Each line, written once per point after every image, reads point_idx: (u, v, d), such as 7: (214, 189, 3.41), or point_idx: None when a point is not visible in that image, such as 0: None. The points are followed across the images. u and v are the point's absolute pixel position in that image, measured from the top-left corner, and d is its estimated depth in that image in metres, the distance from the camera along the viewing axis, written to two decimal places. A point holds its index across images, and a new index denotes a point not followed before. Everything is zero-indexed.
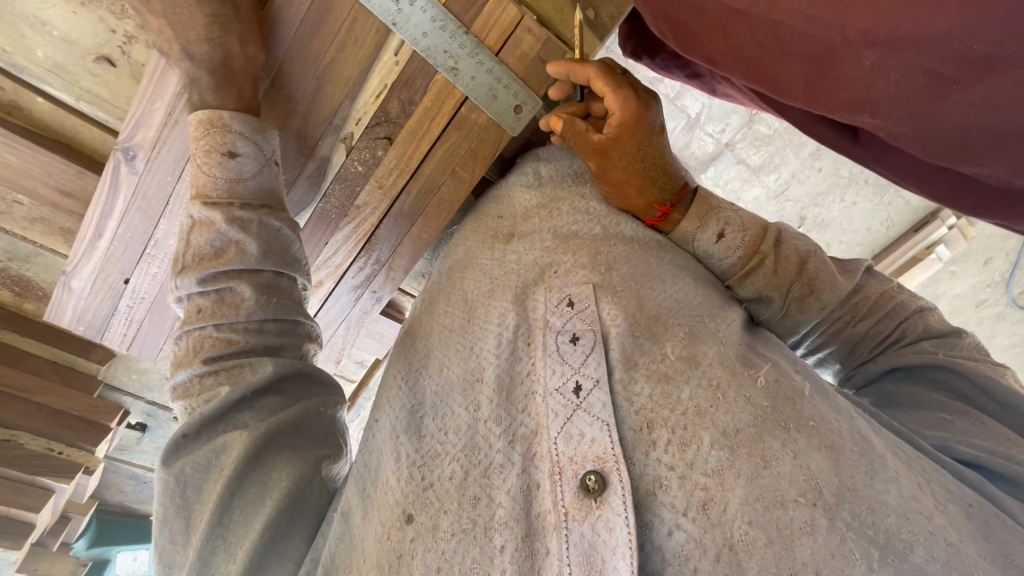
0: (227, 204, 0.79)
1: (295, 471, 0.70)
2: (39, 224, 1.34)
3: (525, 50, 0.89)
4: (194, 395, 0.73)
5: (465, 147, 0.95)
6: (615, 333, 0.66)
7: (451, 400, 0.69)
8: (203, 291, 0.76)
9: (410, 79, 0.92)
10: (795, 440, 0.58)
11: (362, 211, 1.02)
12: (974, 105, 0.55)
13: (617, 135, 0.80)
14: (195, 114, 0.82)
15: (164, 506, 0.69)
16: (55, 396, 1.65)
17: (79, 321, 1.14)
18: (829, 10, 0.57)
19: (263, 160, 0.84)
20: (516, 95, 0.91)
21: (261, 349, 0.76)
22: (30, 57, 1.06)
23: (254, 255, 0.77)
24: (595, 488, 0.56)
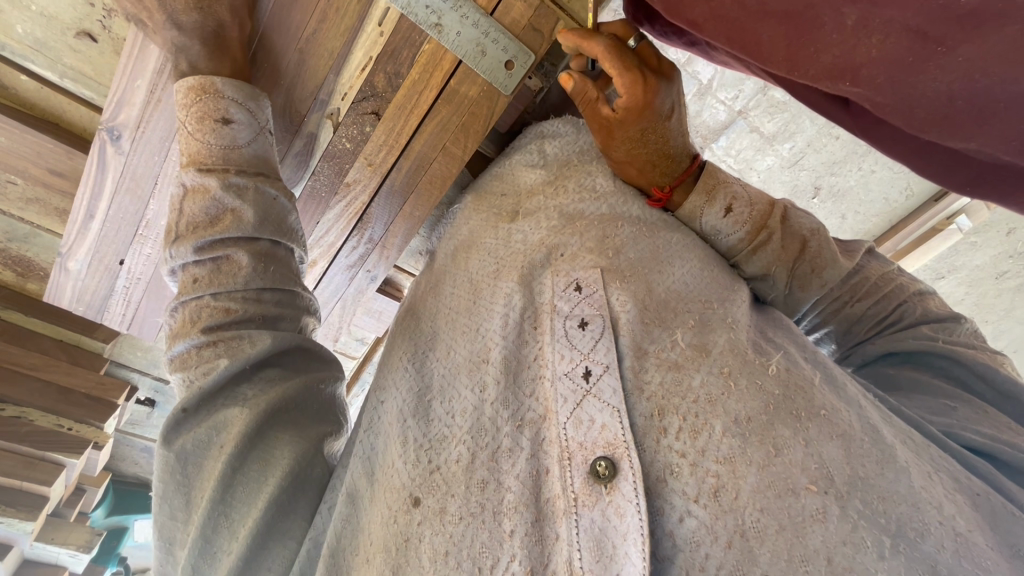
0: (223, 170, 0.77)
1: (297, 448, 0.69)
2: (34, 206, 1.32)
3: (516, 17, 0.85)
4: (192, 366, 0.70)
5: (456, 121, 0.92)
6: (624, 320, 0.65)
7: (458, 382, 0.69)
8: (199, 259, 0.74)
9: (395, 50, 0.87)
10: (807, 427, 0.58)
11: (354, 188, 0.99)
12: (961, 67, 0.47)
13: (625, 115, 0.77)
14: (184, 81, 0.80)
15: (164, 483, 0.68)
16: (64, 373, 1.66)
17: (79, 301, 1.14)
18: None
19: (257, 129, 0.82)
20: (505, 49, 0.86)
21: (259, 319, 0.74)
22: (10, 34, 1.02)
23: (251, 223, 0.76)
24: (606, 475, 0.56)
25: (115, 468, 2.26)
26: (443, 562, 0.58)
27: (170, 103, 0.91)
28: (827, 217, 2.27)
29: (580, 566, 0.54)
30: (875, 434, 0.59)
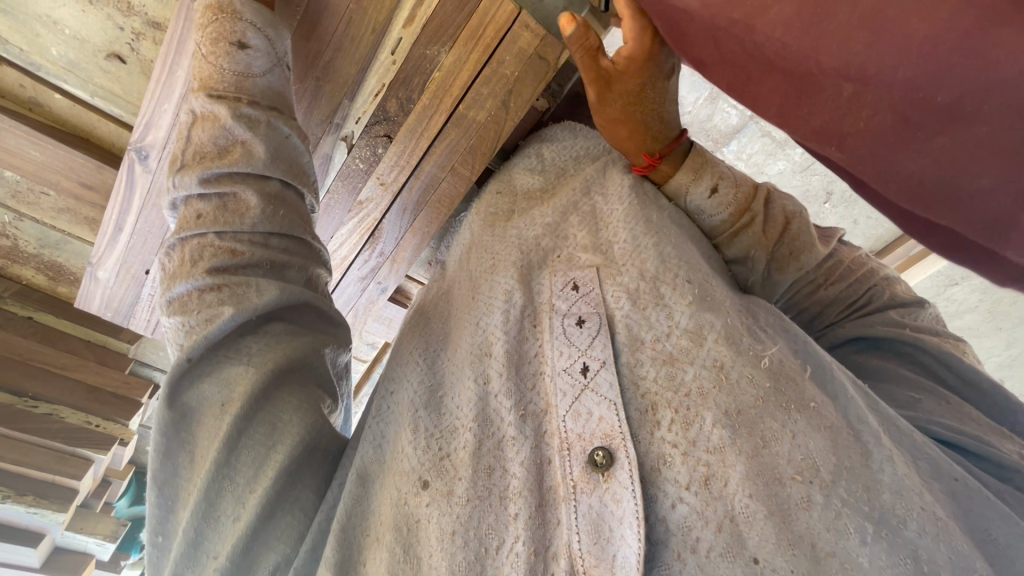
0: (235, 98, 0.81)
1: (305, 418, 0.72)
2: (65, 214, 1.39)
3: (524, 45, 0.90)
4: (192, 311, 0.72)
5: (466, 142, 0.96)
6: (619, 315, 0.69)
7: (462, 375, 0.72)
8: (204, 191, 0.77)
9: (406, 77, 0.93)
10: (795, 419, 0.61)
11: (366, 206, 1.04)
12: (930, 153, 0.55)
13: (625, 67, 0.77)
14: (205, 1, 0.84)
15: (165, 438, 0.69)
16: (91, 373, 1.78)
17: (107, 307, 1.21)
18: (807, 42, 0.58)
19: (274, 59, 0.86)
20: (507, 75, 0.92)
21: (266, 264, 0.76)
22: (45, 56, 1.09)
23: (261, 158, 0.79)
24: (603, 463, 0.60)
25: (138, 460, 2.33)
26: (450, 540, 0.60)
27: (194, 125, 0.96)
28: (839, 222, 2.27)
29: (578, 546, 0.57)
30: (865, 429, 0.61)
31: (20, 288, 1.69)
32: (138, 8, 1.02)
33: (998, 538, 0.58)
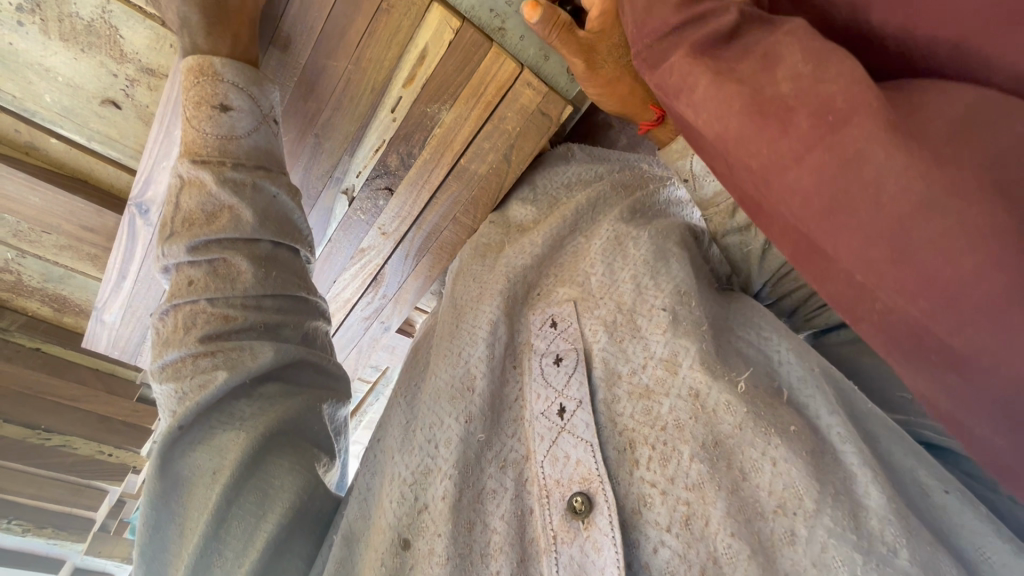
0: (219, 162, 0.83)
1: (297, 481, 0.76)
2: (67, 251, 1.42)
3: (525, 103, 1.02)
4: (185, 376, 0.77)
5: (469, 195, 1.09)
6: (597, 348, 0.74)
7: (440, 409, 0.76)
8: (192, 259, 0.81)
9: (409, 134, 1.04)
10: (776, 444, 0.61)
11: (367, 254, 1.19)
12: (945, 383, 0.45)
13: (602, 30, 0.85)
14: (185, 61, 0.84)
15: (155, 512, 0.73)
16: (103, 404, 1.86)
17: (114, 347, 1.25)
18: (827, 214, 0.47)
19: (260, 117, 0.88)
20: (508, 138, 1.05)
21: (259, 326, 0.82)
22: (40, 102, 1.11)
23: (250, 223, 0.82)
24: (582, 510, 0.65)
25: None
26: None
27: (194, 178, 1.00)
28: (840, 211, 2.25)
29: None
30: (850, 453, 0.61)
31: (25, 321, 1.69)
32: (131, 55, 1.04)
33: (995, 558, 0.58)
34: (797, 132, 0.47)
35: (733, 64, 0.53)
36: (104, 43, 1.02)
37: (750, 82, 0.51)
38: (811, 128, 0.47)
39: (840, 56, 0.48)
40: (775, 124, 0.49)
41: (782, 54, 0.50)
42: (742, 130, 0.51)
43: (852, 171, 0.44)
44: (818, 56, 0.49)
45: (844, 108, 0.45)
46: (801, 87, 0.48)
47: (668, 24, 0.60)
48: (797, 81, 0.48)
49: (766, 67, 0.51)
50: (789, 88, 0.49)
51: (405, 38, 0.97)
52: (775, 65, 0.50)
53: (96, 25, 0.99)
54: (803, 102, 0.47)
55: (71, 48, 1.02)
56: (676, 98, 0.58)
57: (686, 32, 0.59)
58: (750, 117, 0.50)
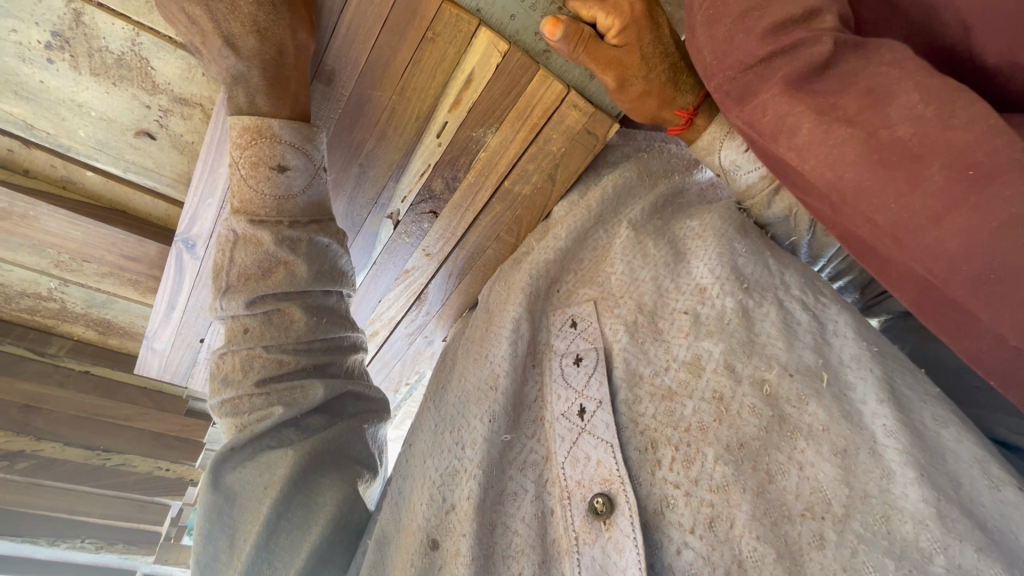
0: (276, 222, 0.89)
1: (339, 495, 0.85)
2: (109, 278, 1.46)
3: (572, 123, 1.03)
4: (244, 411, 0.87)
5: (512, 215, 1.12)
6: (618, 348, 0.75)
7: (469, 412, 0.77)
8: (250, 312, 0.88)
9: (454, 158, 1.07)
10: (803, 449, 0.63)
11: (413, 273, 1.24)
12: None
13: (626, 47, 0.87)
14: (239, 120, 0.86)
15: (210, 523, 0.82)
16: (153, 421, 1.94)
17: (166, 369, 1.42)
18: (967, 265, 0.53)
19: (312, 172, 0.91)
20: (552, 158, 1.06)
21: (310, 367, 0.91)
22: (74, 137, 1.18)
23: (304, 277, 0.89)
24: (604, 510, 0.65)
25: None
26: None
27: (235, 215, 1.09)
28: None
29: None
30: (890, 446, 0.61)
31: (73, 343, 1.75)
32: (163, 86, 1.09)
33: None
34: (936, 190, 0.53)
35: (843, 102, 0.58)
36: (136, 75, 1.07)
37: (867, 127, 0.56)
38: (948, 181, 0.53)
39: (958, 103, 0.54)
40: (908, 179, 0.54)
41: (894, 93, 0.56)
42: (868, 178, 0.56)
43: (1004, 234, 0.50)
44: (934, 101, 0.54)
45: (981, 163, 0.52)
46: (929, 137, 0.54)
47: (754, 55, 0.64)
48: (918, 127, 0.54)
49: (876, 105, 0.56)
50: (912, 135, 0.54)
51: (451, 65, 0.98)
52: (885, 104, 0.56)
53: (126, 58, 1.05)
54: (937, 154, 0.53)
55: (104, 83, 1.08)
56: (774, 137, 0.63)
57: (772, 62, 0.62)
58: (877, 164, 0.55)
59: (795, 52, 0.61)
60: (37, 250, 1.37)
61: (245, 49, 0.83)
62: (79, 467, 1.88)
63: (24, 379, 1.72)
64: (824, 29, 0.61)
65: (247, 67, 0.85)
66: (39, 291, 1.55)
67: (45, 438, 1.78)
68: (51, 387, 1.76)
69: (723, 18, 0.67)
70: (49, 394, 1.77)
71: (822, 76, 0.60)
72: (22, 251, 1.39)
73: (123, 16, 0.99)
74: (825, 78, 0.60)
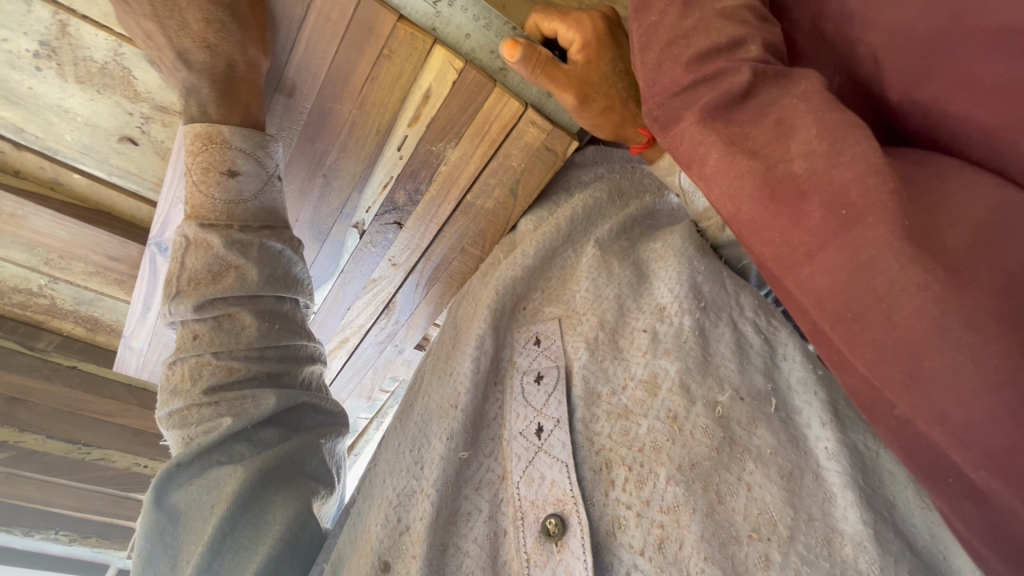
0: (226, 226, 0.91)
1: (291, 513, 0.84)
2: (95, 277, 1.45)
3: (531, 139, 1.07)
4: (192, 423, 0.87)
5: (477, 229, 1.19)
6: (578, 366, 0.75)
7: (429, 431, 0.77)
8: (199, 317, 0.89)
9: (415, 172, 1.11)
10: (751, 471, 0.64)
11: (380, 282, 1.29)
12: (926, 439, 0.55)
13: (587, 60, 0.93)
14: (192, 128, 0.90)
15: (151, 545, 0.80)
16: (138, 417, 1.96)
17: (142, 368, 1.42)
18: (833, 303, 0.55)
19: (264, 179, 0.95)
20: (513, 176, 1.11)
21: (263, 375, 0.92)
22: (61, 141, 1.20)
23: (255, 282, 0.91)
24: (556, 532, 0.65)
25: None
26: None
27: None
28: None
29: None
30: (831, 471, 0.64)
31: (63, 339, 1.73)
32: (145, 95, 1.13)
33: None
34: (813, 227, 0.55)
35: (753, 134, 0.61)
36: (118, 84, 1.10)
37: (767, 160, 0.59)
38: (824, 220, 0.55)
39: (848, 139, 0.56)
40: (790, 213, 0.57)
41: (793, 130, 0.59)
42: (758, 211, 0.60)
43: (862, 276, 0.52)
44: (827, 136, 0.57)
45: (855, 203, 0.54)
46: (815, 174, 0.56)
47: (679, 83, 0.68)
48: (810, 163, 0.57)
49: (780, 138, 0.60)
50: (804, 170, 0.57)
51: (407, 83, 0.99)
52: (788, 138, 0.59)
53: (109, 67, 1.07)
54: (817, 192, 0.55)
55: (88, 91, 1.11)
56: (688, 166, 0.66)
57: (696, 89, 0.67)
58: (767, 198, 0.59)
59: (715, 80, 0.66)
60: (27, 248, 1.37)
61: (197, 63, 0.89)
62: (57, 460, 1.89)
63: (11, 371, 1.70)
64: (744, 58, 0.66)
65: (198, 79, 0.90)
66: (28, 287, 1.55)
67: (29, 429, 1.80)
68: (39, 380, 1.74)
69: (656, 46, 0.73)
70: (35, 387, 1.75)
71: (741, 105, 0.64)
72: (12, 248, 1.39)
73: (106, 28, 1.02)
74: (742, 109, 0.64)
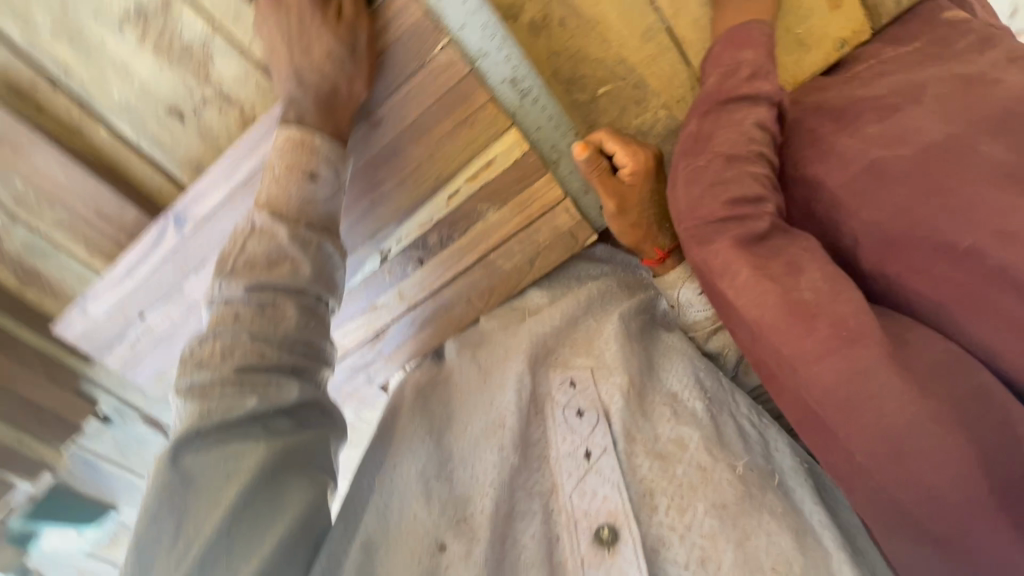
0: (296, 221, 0.95)
1: (309, 495, 0.90)
2: (62, 229, 1.36)
3: (561, 221, 1.20)
4: (213, 398, 0.88)
5: (485, 283, 1.27)
6: (614, 409, 0.94)
7: (479, 447, 0.97)
8: (246, 297, 0.92)
9: (455, 221, 1.19)
10: (770, 521, 0.81)
11: (381, 310, 1.30)
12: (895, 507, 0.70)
13: (631, 182, 1.11)
14: (286, 129, 0.97)
15: (160, 504, 0.83)
16: (41, 389, 1.60)
17: (86, 335, 1.32)
18: (835, 398, 0.71)
19: (338, 188, 0.99)
20: (534, 248, 1.23)
21: (291, 367, 0.94)
22: (106, 95, 1.21)
23: (306, 277, 0.95)
24: (609, 540, 0.83)
25: None
26: None
27: (238, 209, 1.15)
28: None
29: None
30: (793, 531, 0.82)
31: None
32: (215, 81, 1.19)
33: None
34: (822, 341, 0.71)
35: (770, 265, 0.77)
36: (193, 64, 1.17)
37: (785, 286, 0.75)
38: (830, 337, 0.71)
39: (843, 286, 0.74)
40: (804, 327, 0.73)
41: (803, 269, 0.76)
42: (777, 321, 0.75)
43: (862, 379, 0.69)
44: (829, 279, 0.75)
45: (852, 328, 0.71)
46: (822, 303, 0.73)
47: (716, 214, 0.85)
48: (818, 295, 0.74)
49: (791, 274, 0.76)
50: (813, 299, 0.74)
51: (479, 146, 1.10)
52: (798, 274, 0.76)
53: (192, 49, 1.15)
54: (825, 316, 0.72)
55: (161, 61, 1.17)
56: (721, 278, 0.81)
57: (726, 223, 0.84)
58: (785, 312, 0.74)
59: (743, 220, 0.84)
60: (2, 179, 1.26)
61: (308, 83, 0.98)
62: None
63: None
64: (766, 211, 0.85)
65: (304, 92, 0.98)
66: None
67: None
68: None
69: (701, 180, 0.90)
70: None
71: (760, 243, 0.81)
72: None
73: (206, 17, 1.11)
74: (762, 246, 0.81)
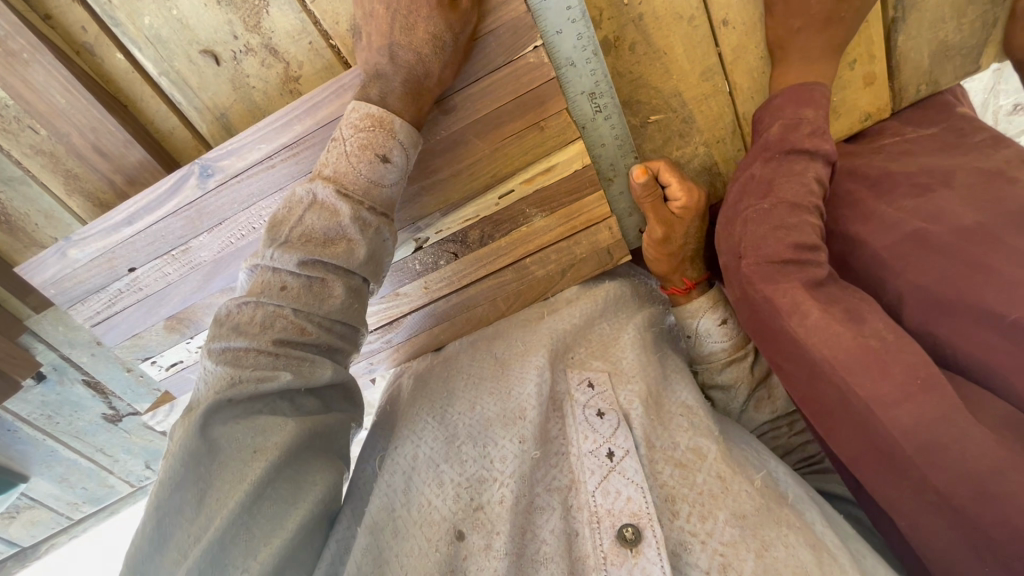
0: (359, 201, 0.91)
1: (329, 476, 0.85)
2: (41, 157, 1.17)
3: (602, 238, 1.23)
4: (245, 366, 0.82)
5: (515, 287, 1.27)
6: (634, 415, 0.96)
7: (496, 434, 0.95)
8: (297, 272, 0.87)
9: (500, 220, 1.17)
10: (787, 533, 0.83)
11: (401, 299, 1.25)
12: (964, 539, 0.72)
13: (681, 214, 1.17)
14: (365, 103, 0.93)
15: (185, 470, 0.76)
16: None
17: (55, 285, 1.15)
18: (908, 437, 0.74)
19: (404, 173, 0.96)
20: (571, 259, 1.25)
21: (324, 345, 0.89)
22: (135, 19, 1.09)
23: (359, 259, 0.90)
24: (632, 539, 0.81)
25: None
26: None
27: (278, 171, 1.08)
28: None
29: None
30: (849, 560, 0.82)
31: None
32: (265, 30, 1.11)
33: None
34: (896, 384, 0.77)
35: (833, 308, 0.85)
36: (245, 9, 1.08)
37: (857, 330, 0.82)
38: (906, 381, 0.76)
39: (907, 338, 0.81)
40: (879, 370, 0.78)
41: (865, 317, 0.83)
42: (852, 362, 0.80)
43: (940, 423, 0.72)
44: (892, 330, 0.81)
45: (925, 376, 0.76)
46: (891, 349, 0.79)
47: (782, 255, 0.92)
48: (883, 341, 0.80)
49: (854, 320, 0.83)
50: (880, 345, 0.80)
51: (543, 152, 1.11)
52: (862, 321, 0.83)
53: None
54: (897, 362, 0.78)
55: None
56: (789, 316, 0.87)
57: (787, 265, 0.91)
58: (861, 355, 0.80)
59: (805, 265, 0.91)
60: None
61: (399, 59, 0.94)
62: None
63: None
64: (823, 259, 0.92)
65: (394, 71, 0.94)
66: None
67: None
68: None
69: (764, 222, 0.97)
70: None
71: (819, 288, 0.88)
72: None
73: None
74: (822, 291, 0.88)
